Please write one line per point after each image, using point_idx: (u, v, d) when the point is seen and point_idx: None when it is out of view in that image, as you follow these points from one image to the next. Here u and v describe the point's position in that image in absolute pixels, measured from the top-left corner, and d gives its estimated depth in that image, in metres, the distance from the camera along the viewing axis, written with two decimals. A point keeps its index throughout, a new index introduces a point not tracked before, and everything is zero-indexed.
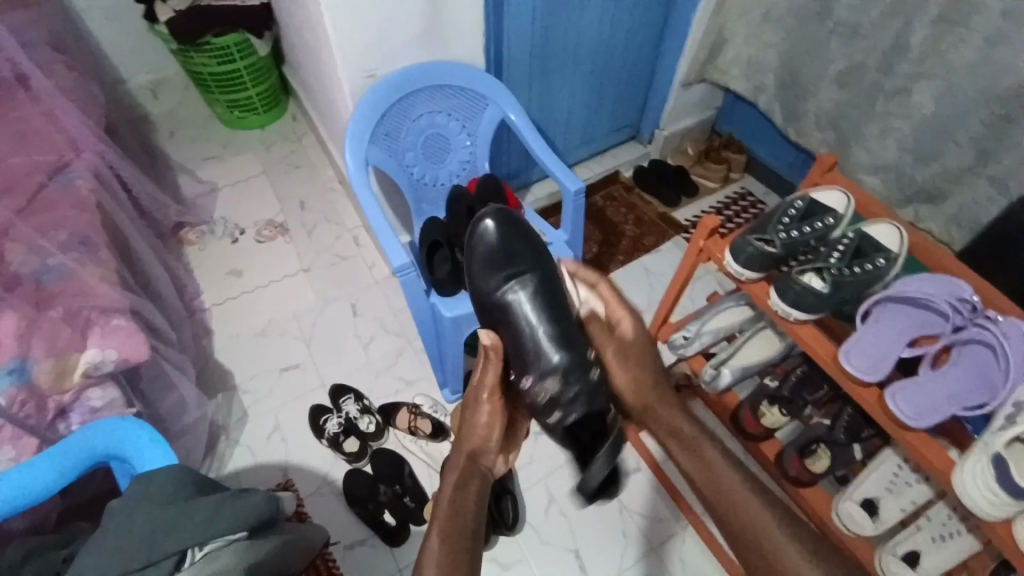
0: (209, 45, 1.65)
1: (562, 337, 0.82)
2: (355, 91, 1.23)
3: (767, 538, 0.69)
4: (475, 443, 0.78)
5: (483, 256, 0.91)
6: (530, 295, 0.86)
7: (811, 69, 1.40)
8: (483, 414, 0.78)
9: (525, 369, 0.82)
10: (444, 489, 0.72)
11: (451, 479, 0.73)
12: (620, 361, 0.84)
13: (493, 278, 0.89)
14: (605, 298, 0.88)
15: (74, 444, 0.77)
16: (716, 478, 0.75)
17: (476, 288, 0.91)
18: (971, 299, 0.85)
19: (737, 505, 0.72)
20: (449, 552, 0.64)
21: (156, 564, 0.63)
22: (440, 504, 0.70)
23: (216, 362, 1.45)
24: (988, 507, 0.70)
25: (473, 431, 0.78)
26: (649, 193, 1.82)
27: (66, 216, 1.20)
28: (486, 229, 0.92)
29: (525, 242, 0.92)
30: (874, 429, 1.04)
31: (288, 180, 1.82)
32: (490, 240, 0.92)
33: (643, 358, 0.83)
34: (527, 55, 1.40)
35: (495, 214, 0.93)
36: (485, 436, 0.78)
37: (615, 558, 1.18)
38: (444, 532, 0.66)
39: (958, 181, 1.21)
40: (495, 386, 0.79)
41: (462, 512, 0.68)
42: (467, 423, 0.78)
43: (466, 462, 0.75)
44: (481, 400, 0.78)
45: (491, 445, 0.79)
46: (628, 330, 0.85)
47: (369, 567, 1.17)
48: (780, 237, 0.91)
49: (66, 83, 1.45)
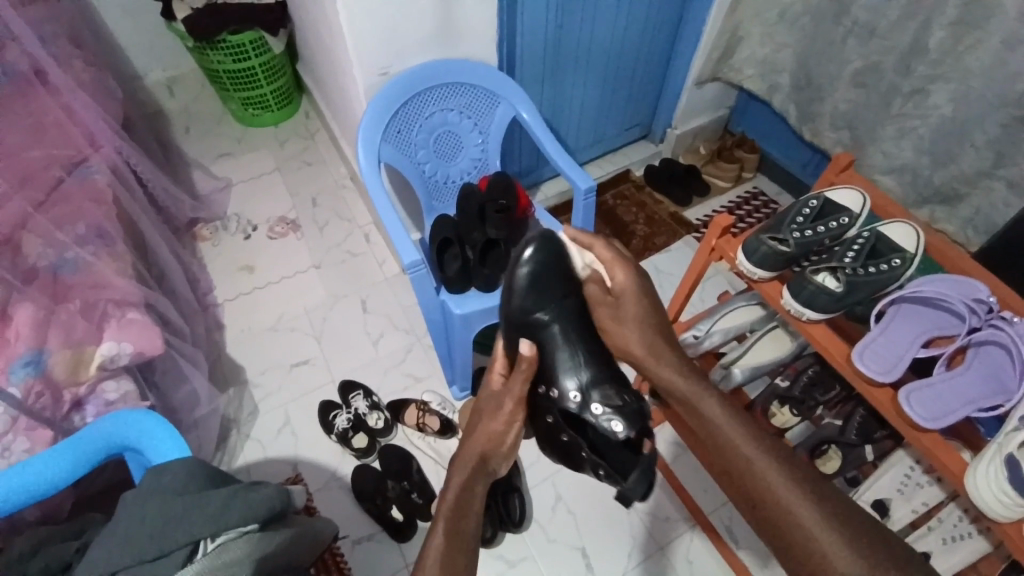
0: (225, 42, 1.67)
1: (600, 368, 0.85)
2: (368, 88, 1.24)
3: (781, 502, 0.61)
4: (485, 446, 0.73)
5: (520, 287, 0.88)
6: (564, 328, 0.87)
7: (827, 66, 1.38)
8: (500, 420, 0.75)
9: (563, 387, 0.83)
10: (450, 481, 0.69)
11: (457, 479, 0.68)
12: (615, 324, 0.86)
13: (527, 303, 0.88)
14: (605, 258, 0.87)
15: (90, 434, 0.79)
16: (718, 433, 0.69)
17: (509, 309, 0.90)
18: (987, 301, 0.83)
19: (748, 469, 0.65)
20: (447, 554, 0.60)
21: (168, 556, 0.64)
22: (446, 497, 0.66)
23: (228, 356, 1.47)
24: (1003, 510, 0.69)
25: (479, 433, 0.74)
26: (658, 192, 1.81)
27: (83, 212, 1.21)
28: (526, 252, 0.89)
29: (561, 265, 0.90)
30: (886, 431, 1.04)
31: (299, 177, 1.83)
32: (529, 271, 0.88)
33: (636, 313, 0.84)
34: (539, 53, 1.40)
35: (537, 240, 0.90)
36: (495, 440, 0.74)
37: (620, 558, 1.18)
38: (445, 533, 0.62)
39: (976, 182, 1.19)
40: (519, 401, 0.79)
41: (468, 512, 0.65)
42: (478, 426, 0.75)
43: (475, 464, 0.70)
44: (501, 410, 0.77)
45: (501, 449, 0.75)
46: (621, 286, 0.85)
47: (377, 561, 1.18)
48: (794, 236, 0.90)
49: (82, 80, 1.47)
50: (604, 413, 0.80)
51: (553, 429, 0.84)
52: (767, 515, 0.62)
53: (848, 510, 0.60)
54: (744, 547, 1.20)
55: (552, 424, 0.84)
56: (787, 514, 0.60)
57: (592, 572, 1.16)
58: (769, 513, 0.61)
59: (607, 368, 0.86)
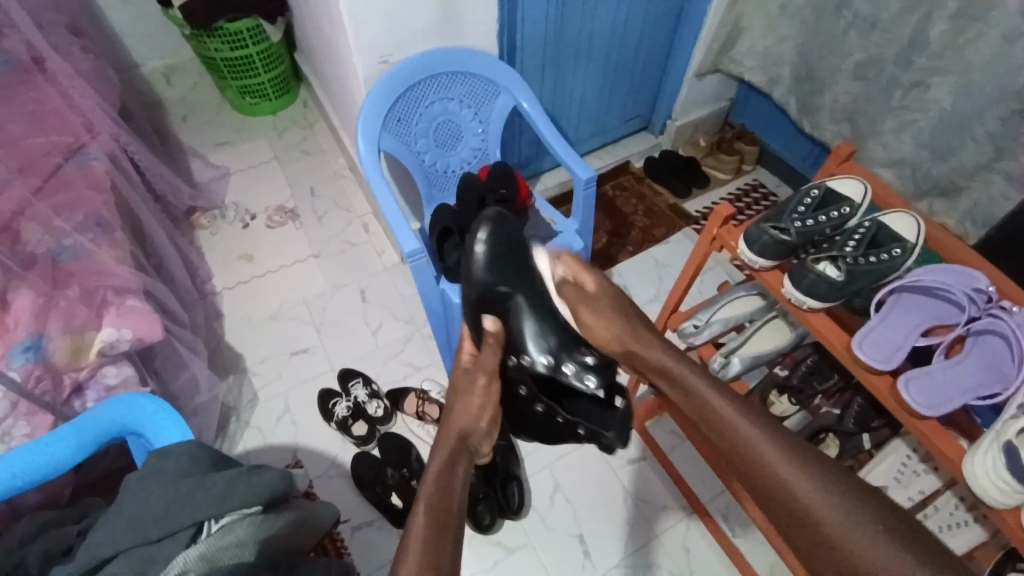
0: (222, 30, 1.65)
1: (559, 331, 0.87)
2: (368, 76, 1.23)
3: (768, 468, 0.62)
4: (465, 424, 0.72)
5: (478, 268, 0.93)
6: (525, 300, 0.88)
7: (828, 59, 1.38)
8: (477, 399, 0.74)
9: (520, 348, 0.86)
10: (430, 465, 0.67)
11: (438, 458, 0.67)
12: (593, 315, 0.84)
13: (489, 278, 0.92)
14: (569, 266, 0.89)
15: (91, 419, 0.79)
16: (701, 396, 0.71)
17: (473, 289, 0.94)
18: (987, 290, 0.84)
19: (737, 437, 0.66)
20: (433, 533, 0.59)
21: (173, 536, 0.64)
22: (426, 476, 0.65)
23: (228, 344, 1.47)
24: (999, 495, 0.70)
25: (461, 410, 0.73)
26: (659, 184, 1.81)
27: (81, 198, 1.21)
28: (480, 233, 0.95)
29: (510, 258, 0.93)
30: (884, 419, 1.05)
31: (299, 167, 1.82)
32: (481, 254, 0.93)
33: (610, 302, 0.83)
34: (540, 42, 1.39)
35: (487, 227, 0.95)
36: (475, 418, 0.73)
37: (618, 545, 1.19)
38: (425, 527, 0.59)
39: (974, 176, 1.20)
40: (491, 372, 0.79)
41: (452, 490, 0.63)
42: (458, 405, 0.74)
43: (455, 441, 0.69)
44: (476, 385, 0.76)
45: (481, 426, 0.73)
46: (594, 287, 0.85)
47: (375, 549, 1.19)
48: (796, 226, 0.91)
49: (82, 66, 1.46)
50: (577, 371, 0.84)
51: (528, 400, 0.86)
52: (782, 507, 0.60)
53: (826, 466, 0.61)
54: (741, 536, 1.21)
55: (528, 394, 0.85)
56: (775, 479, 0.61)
57: (589, 559, 1.17)
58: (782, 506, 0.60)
59: (566, 333, 0.87)
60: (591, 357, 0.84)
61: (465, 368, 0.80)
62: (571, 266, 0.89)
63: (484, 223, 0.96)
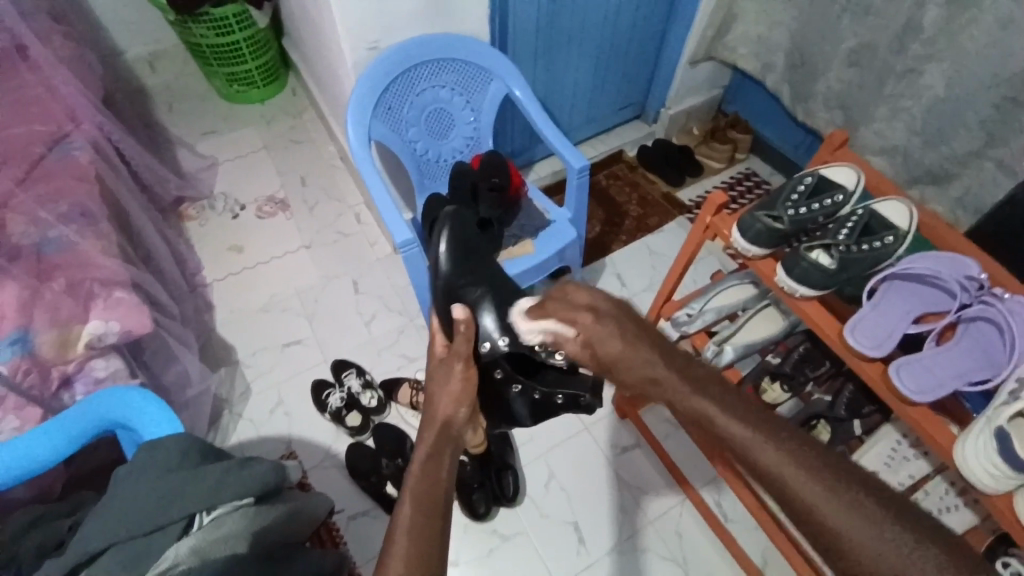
0: (206, 16, 1.61)
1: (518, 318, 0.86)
2: (357, 63, 1.22)
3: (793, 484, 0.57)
4: (447, 411, 0.71)
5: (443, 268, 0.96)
6: (487, 297, 0.89)
7: (821, 45, 1.37)
8: (454, 383, 0.72)
9: (487, 337, 0.83)
10: (414, 461, 0.66)
11: (422, 451, 0.67)
12: (603, 360, 0.72)
13: (454, 272, 0.95)
14: (560, 312, 0.76)
15: (78, 413, 0.77)
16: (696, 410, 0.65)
17: (440, 284, 0.95)
18: (979, 278, 0.84)
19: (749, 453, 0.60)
20: (419, 527, 0.58)
21: (162, 530, 0.63)
22: (411, 471, 0.64)
23: (219, 336, 1.45)
24: (991, 481, 0.71)
25: (440, 402, 0.71)
26: (652, 172, 1.80)
27: (66, 188, 1.19)
28: (441, 235, 1.00)
29: (472, 255, 0.99)
30: (875, 405, 1.05)
31: (288, 156, 1.80)
32: (446, 254, 0.97)
33: (616, 347, 0.71)
34: (532, 29, 1.37)
35: (449, 224, 1.01)
36: (455, 404, 0.72)
37: (613, 531, 1.20)
38: (410, 519, 0.59)
39: (966, 163, 1.20)
40: (468, 358, 0.75)
41: (435, 482, 0.63)
42: (438, 393, 0.72)
43: (436, 435, 0.68)
44: (453, 372, 0.74)
45: (460, 416, 0.71)
46: (586, 331, 0.73)
47: (370, 538, 1.19)
48: (788, 213, 0.91)
49: (64, 53, 1.42)
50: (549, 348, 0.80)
51: (505, 384, 0.82)
52: (799, 519, 0.56)
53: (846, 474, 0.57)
54: (733, 521, 1.22)
55: (504, 377, 0.82)
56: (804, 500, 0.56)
57: (584, 547, 1.18)
58: (796, 514, 0.56)
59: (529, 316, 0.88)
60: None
61: (440, 359, 0.78)
62: (562, 312, 0.76)
63: (446, 223, 1.02)
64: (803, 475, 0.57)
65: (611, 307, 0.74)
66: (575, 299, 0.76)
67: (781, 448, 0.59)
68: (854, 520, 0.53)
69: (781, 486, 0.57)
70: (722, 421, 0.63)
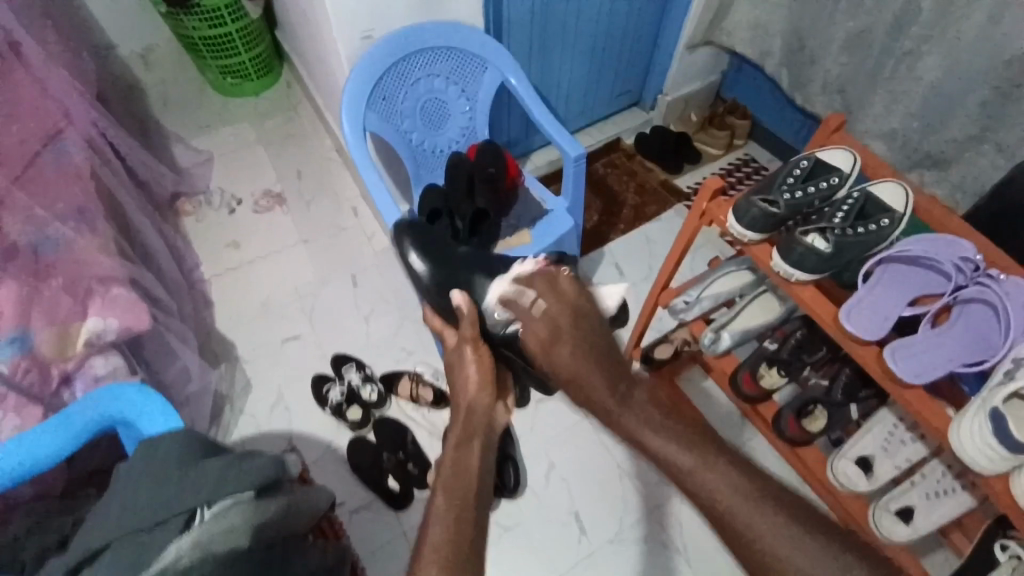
0: (198, 7, 1.59)
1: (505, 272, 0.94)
2: (350, 54, 1.21)
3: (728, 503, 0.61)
4: (471, 398, 0.78)
5: (425, 282, 0.97)
6: (479, 274, 0.93)
7: (820, 28, 1.35)
8: (471, 369, 0.80)
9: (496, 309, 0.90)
10: (446, 455, 0.71)
11: (451, 443, 0.72)
12: (555, 346, 0.70)
13: (434, 271, 0.96)
14: (555, 287, 0.75)
15: (81, 410, 0.78)
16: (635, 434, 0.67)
17: (430, 297, 0.97)
18: (974, 259, 0.83)
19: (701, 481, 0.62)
20: (455, 511, 0.62)
21: (164, 523, 0.64)
22: (442, 467, 0.69)
23: (219, 333, 1.46)
24: (985, 461, 0.71)
25: (468, 387, 0.79)
26: (651, 160, 1.79)
27: (61, 187, 1.18)
28: (409, 253, 1.00)
29: (443, 247, 1.00)
30: (871, 389, 1.07)
31: (282, 151, 1.79)
32: (421, 265, 0.98)
33: (580, 333, 0.71)
34: (528, 16, 1.36)
35: (408, 234, 1.01)
36: (478, 390, 0.79)
37: (614, 520, 1.21)
38: (447, 511, 0.62)
39: (966, 147, 1.19)
40: (476, 338, 0.81)
41: (467, 469, 0.68)
42: (459, 379, 0.81)
43: (463, 423, 0.75)
44: (465, 356, 0.81)
45: (484, 397, 0.79)
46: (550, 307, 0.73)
47: (372, 531, 1.21)
48: (784, 198, 0.90)
49: (56, 50, 1.41)
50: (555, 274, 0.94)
51: None
52: (735, 539, 0.60)
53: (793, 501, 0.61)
54: None
55: None
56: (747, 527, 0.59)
57: (586, 536, 1.19)
58: (732, 534, 0.60)
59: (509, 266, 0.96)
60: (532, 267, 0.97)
61: (454, 346, 0.84)
62: (541, 296, 0.75)
63: (405, 237, 1.02)
64: (738, 495, 0.61)
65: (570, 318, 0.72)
66: (557, 287, 0.75)
67: (725, 472, 0.62)
68: (788, 538, 0.58)
69: (715, 500, 0.61)
70: (659, 445, 0.65)
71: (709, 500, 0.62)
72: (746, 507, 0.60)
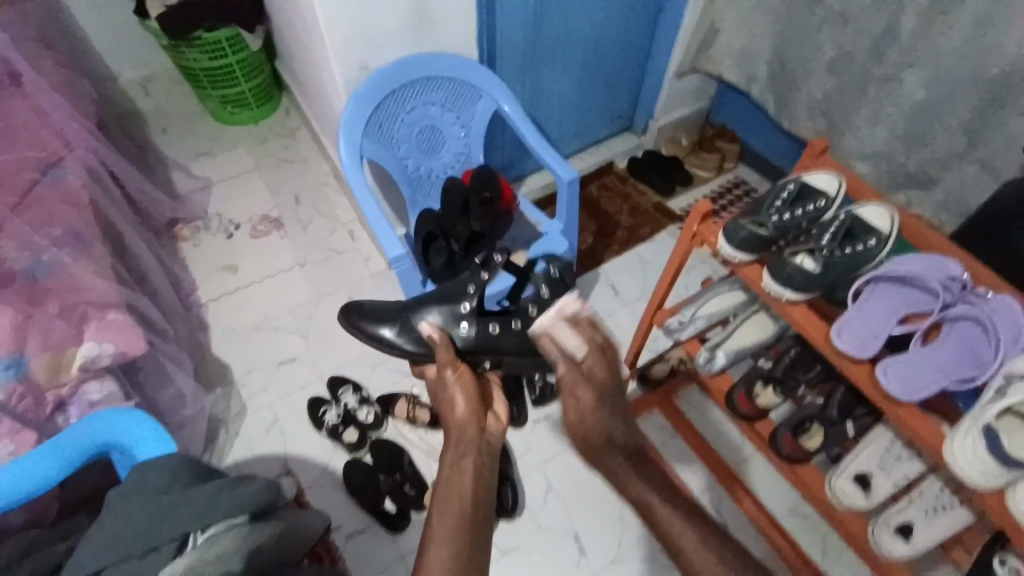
0: (200, 40, 1.63)
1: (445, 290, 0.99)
2: (348, 83, 1.24)
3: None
4: (463, 418, 0.84)
5: (399, 343, 1.01)
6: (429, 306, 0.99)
7: (803, 55, 1.40)
8: (456, 390, 0.86)
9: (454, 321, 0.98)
10: (441, 473, 0.76)
11: (448, 461, 0.77)
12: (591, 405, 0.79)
13: (396, 326, 1.00)
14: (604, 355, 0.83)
15: (73, 435, 0.77)
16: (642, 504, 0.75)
17: (412, 354, 1.01)
18: (960, 277, 0.85)
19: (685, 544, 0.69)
20: (450, 528, 0.67)
21: (157, 549, 0.64)
22: (439, 484, 0.73)
23: (214, 356, 1.45)
24: (981, 477, 0.71)
25: (458, 406, 0.85)
26: (643, 183, 1.82)
27: (60, 214, 1.19)
28: (372, 329, 1.01)
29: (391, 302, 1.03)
30: (866, 407, 1.07)
31: (280, 175, 1.81)
32: (385, 330, 1.00)
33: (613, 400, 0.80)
34: (521, 45, 1.39)
35: (355, 311, 1.03)
36: (470, 410, 0.85)
37: (613, 539, 1.20)
38: (446, 532, 0.66)
39: (948, 166, 1.22)
40: (452, 361, 0.87)
41: (458, 488, 0.72)
42: (448, 401, 0.86)
43: (458, 442, 0.80)
44: (447, 377, 0.87)
45: (475, 416, 0.84)
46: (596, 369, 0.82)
47: (369, 556, 1.18)
48: (772, 220, 0.93)
49: (58, 80, 1.44)
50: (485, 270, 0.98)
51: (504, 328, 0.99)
52: None
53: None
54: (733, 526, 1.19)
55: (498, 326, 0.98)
56: None
57: (585, 557, 1.18)
58: None
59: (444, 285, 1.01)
60: (473, 287, 0.98)
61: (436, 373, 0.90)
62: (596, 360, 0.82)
63: (357, 315, 1.03)
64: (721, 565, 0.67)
65: (610, 387, 0.81)
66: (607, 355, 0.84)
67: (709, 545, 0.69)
68: None
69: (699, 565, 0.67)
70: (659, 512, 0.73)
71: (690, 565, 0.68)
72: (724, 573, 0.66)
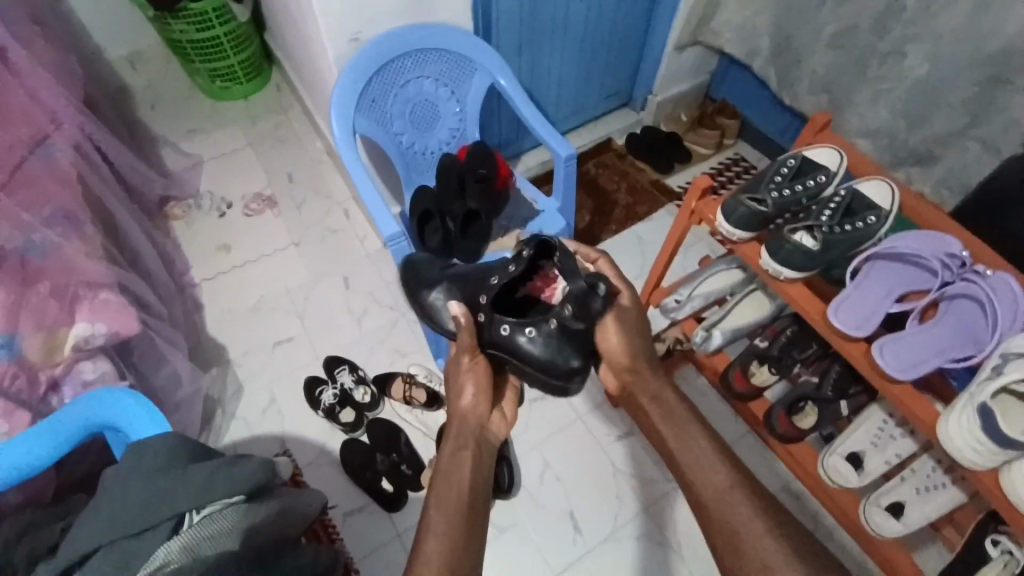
0: (186, 11, 1.58)
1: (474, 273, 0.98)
2: (340, 56, 1.21)
3: (737, 514, 0.71)
4: (467, 407, 0.84)
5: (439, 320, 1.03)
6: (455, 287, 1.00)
7: (806, 28, 1.36)
8: (467, 379, 0.86)
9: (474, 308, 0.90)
10: (442, 457, 0.77)
11: (449, 446, 0.78)
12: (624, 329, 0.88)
13: (430, 301, 1.04)
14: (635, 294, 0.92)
15: (69, 415, 0.77)
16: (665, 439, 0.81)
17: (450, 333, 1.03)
18: (961, 255, 0.84)
19: (705, 476, 0.75)
20: (444, 521, 0.68)
21: (152, 529, 0.63)
22: (439, 469, 0.74)
23: (210, 337, 1.45)
24: (975, 457, 0.72)
25: (463, 394, 0.85)
26: (641, 161, 1.80)
27: (50, 193, 1.17)
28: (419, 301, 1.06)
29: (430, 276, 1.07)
30: (860, 385, 1.08)
31: (273, 154, 1.78)
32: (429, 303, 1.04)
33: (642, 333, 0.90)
34: (516, 18, 1.36)
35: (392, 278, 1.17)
36: (475, 401, 0.85)
37: (608, 517, 1.21)
38: (440, 524, 0.67)
39: (947, 144, 1.20)
40: (471, 348, 0.87)
41: (455, 476, 0.73)
42: (455, 389, 0.86)
43: (457, 431, 0.80)
44: (460, 365, 0.87)
45: (482, 409, 0.85)
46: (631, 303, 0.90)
47: (367, 532, 1.20)
48: (772, 196, 0.90)
49: (43, 53, 1.40)
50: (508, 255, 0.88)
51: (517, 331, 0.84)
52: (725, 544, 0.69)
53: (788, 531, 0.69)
54: None
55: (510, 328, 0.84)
56: (753, 539, 0.68)
57: (580, 534, 1.19)
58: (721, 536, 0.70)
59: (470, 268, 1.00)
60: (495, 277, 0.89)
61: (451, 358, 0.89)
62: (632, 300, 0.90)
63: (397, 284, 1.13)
64: (738, 493, 0.73)
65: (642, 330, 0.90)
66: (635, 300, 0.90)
67: (723, 480, 0.74)
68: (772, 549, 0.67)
69: (717, 494, 0.73)
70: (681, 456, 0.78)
71: (709, 491, 0.74)
72: (739, 504, 0.71)
